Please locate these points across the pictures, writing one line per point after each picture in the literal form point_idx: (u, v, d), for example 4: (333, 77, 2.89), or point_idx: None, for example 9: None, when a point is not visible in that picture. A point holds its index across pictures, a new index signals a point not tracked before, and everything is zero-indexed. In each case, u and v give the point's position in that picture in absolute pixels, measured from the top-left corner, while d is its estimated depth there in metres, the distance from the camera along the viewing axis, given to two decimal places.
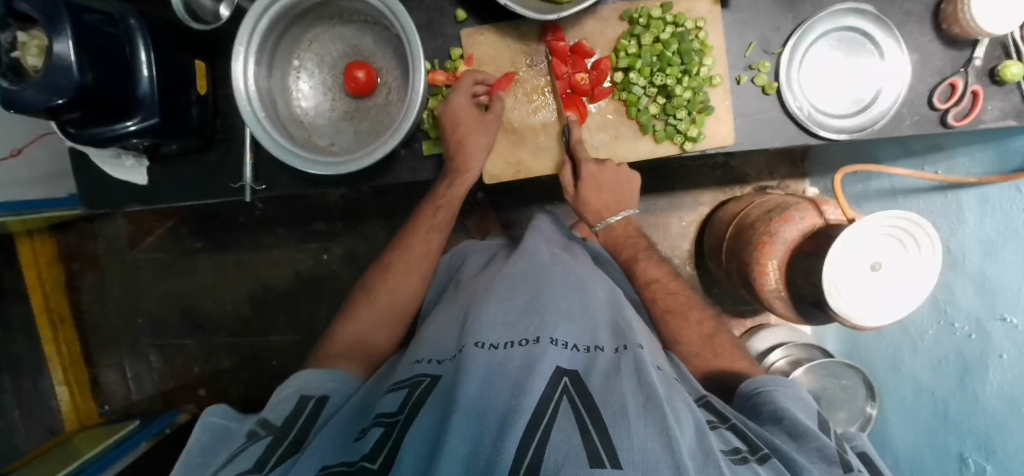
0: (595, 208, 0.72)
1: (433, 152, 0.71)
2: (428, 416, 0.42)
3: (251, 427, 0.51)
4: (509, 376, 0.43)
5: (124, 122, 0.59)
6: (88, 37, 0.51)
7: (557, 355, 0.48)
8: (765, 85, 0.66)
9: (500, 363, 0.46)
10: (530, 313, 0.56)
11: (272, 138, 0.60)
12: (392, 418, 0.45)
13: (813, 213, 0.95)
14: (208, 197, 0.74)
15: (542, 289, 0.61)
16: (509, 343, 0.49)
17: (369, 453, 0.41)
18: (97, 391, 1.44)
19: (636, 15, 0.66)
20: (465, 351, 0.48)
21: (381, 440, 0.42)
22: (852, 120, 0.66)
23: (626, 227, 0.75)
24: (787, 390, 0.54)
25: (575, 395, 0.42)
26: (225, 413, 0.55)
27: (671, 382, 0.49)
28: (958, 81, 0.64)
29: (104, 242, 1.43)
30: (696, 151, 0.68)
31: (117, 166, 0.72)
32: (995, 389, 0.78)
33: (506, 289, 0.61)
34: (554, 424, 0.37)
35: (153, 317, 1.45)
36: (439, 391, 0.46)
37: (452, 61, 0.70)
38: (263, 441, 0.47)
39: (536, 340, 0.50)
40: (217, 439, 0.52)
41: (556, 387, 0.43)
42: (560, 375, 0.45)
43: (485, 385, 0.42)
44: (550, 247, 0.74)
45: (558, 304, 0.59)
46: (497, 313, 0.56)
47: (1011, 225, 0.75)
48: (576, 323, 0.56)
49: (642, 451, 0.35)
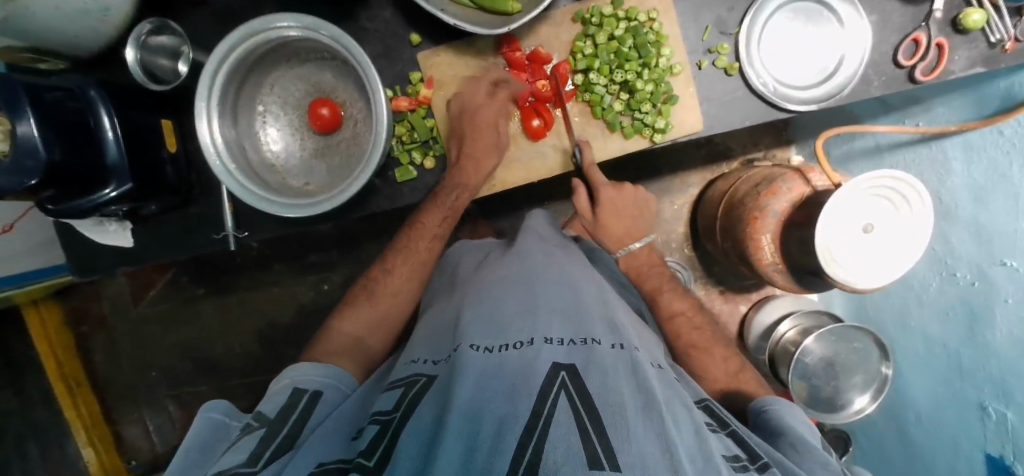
0: (614, 236, 0.82)
1: (408, 177, 0.72)
2: (424, 415, 0.42)
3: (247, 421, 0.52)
4: (506, 378, 0.42)
5: (101, 191, 0.60)
6: (49, 112, 0.52)
7: (552, 351, 0.47)
8: (726, 67, 0.66)
9: (495, 365, 0.45)
10: (525, 313, 0.55)
11: (245, 187, 0.61)
12: (389, 415, 0.45)
13: (799, 182, 0.95)
14: (193, 249, 0.75)
15: (535, 287, 0.61)
16: (504, 346, 0.48)
17: (366, 450, 0.41)
18: (122, 447, 1.46)
19: (588, 15, 0.65)
20: (461, 353, 0.47)
21: (376, 439, 0.43)
22: (818, 89, 0.65)
23: (649, 256, 0.84)
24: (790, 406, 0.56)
25: (574, 391, 0.40)
26: (224, 409, 0.55)
27: (671, 384, 0.49)
28: (921, 36, 0.63)
29: (108, 301, 1.45)
30: (667, 141, 0.68)
31: (101, 232, 0.73)
32: (1003, 335, 0.77)
33: (500, 287, 0.61)
34: (552, 423, 0.36)
35: (166, 367, 1.47)
36: (433, 393, 0.45)
37: (413, 86, 0.70)
38: (256, 433, 0.48)
39: (530, 342, 0.48)
40: (216, 434, 0.52)
41: (554, 382, 0.41)
42: (558, 370, 0.43)
43: (482, 385, 0.41)
44: (546, 246, 0.73)
45: (553, 304, 0.57)
46: (488, 314, 0.55)
47: (998, 170, 0.75)
48: (570, 320, 0.54)
49: (643, 455, 0.34)
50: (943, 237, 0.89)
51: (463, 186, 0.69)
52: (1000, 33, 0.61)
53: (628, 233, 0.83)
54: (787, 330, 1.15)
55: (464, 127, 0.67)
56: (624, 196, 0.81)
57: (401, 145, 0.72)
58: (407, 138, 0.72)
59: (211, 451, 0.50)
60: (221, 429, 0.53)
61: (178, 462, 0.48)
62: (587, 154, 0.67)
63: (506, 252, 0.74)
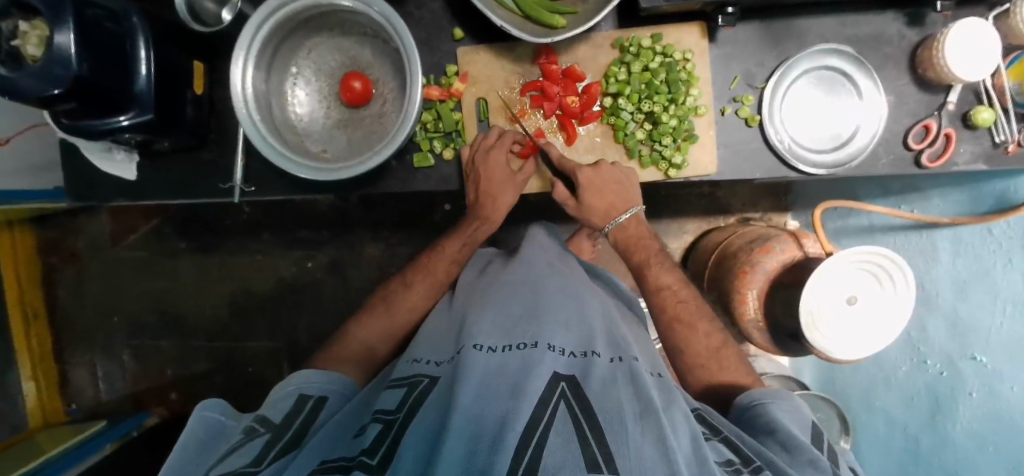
0: (599, 211, 0.72)
1: (425, 164, 0.72)
2: (426, 416, 0.42)
3: (248, 424, 0.51)
4: (507, 379, 0.43)
5: (117, 117, 0.60)
6: (89, 31, 0.52)
7: (555, 359, 0.47)
8: (748, 117, 0.69)
9: (497, 365, 0.45)
10: (528, 318, 0.56)
11: (266, 141, 0.61)
12: (392, 415, 0.45)
13: (792, 245, 0.98)
14: (198, 196, 0.74)
15: (539, 295, 0.62)
16: (506, 346, 0.49)
17: (368, 448, 0.41)
18: (65, 389, 1.40)
19: (627, 43, 0.68)
20: (464, 352, 0.48)
21: (378, 438, 0.42)
22: (830, 155, 0.69)
23: (638, 227, 0.77)
24: (780, 401, 0.56)
25: (573, 400, 0.41)
26: (226, 410, 0.54)
27: (669, 392, 0.50)
28: (932, 123, 0.67)
29: (85, 238, 1.41)
30: (680, 178, 0.71)
31: (107, 159, 0.72)
32: (964, 427, 0.82)
33: (504, 296, 0.61)
34: (552, 428, 0.37)
35: (130, 316, 1.42)
36: (436, 393, 0.45)
37: (447, 77, 0.71)
38: (261, 438, 0.48)
39: (533, 344, 0.49)
40: (213, 433, 0.51)
41: (554, 391, 0.42)
42: (558, 380, 0.44)
43: (484, 387, 0.41)
44: (547, 256, 0.74)
45: (557, 312, 0.58)
46: (495, 319, 0.56)
47: (981, 265, 0.79)
48: (574, 332, 0.55)
49: (639, 460, 0.35)
50: (920, 323, 0.93)
51: (487, 219, 0.77)
52: (1005, 134, 0.65)
53: (612, 206, 0.72)
54: None
55: (477, 172, 0.70)
56: (599, 174, 0.69)
57: (424, 132, 0.72)
58: (432, 127, 0.72)
59: (212, 450, 0.49)
60: (218, 430, 0.52)
61: (175, 460, 0.47)
62: (551, 150, 0.70)
63: (507, 263, 0.75)
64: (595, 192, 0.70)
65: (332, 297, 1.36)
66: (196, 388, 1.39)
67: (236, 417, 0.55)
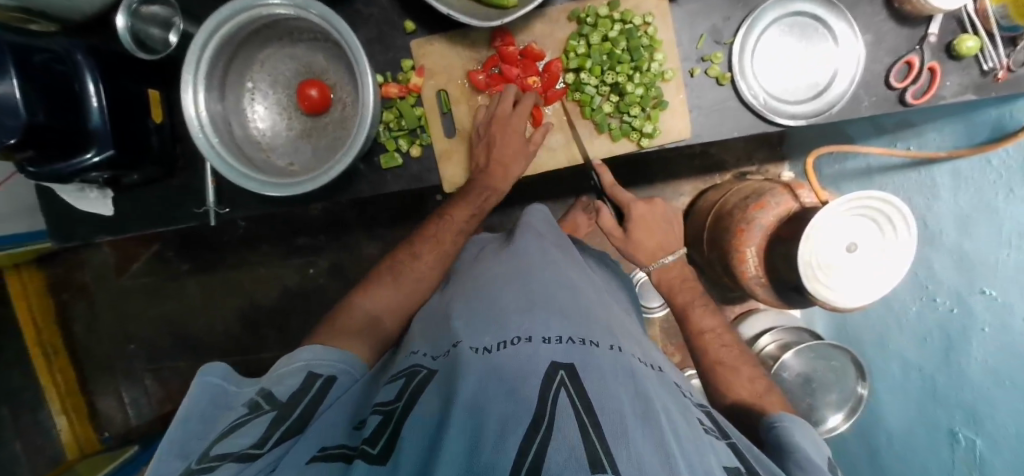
0: (648, 248, 0.84)
1: (393, 164, 0.70)
2: (425, 409, 0.41)
3: (253, 400, 0.52)
4: (505, 382, 0.41)
5: (83, 155, 0.60)
6: (32, 74, 0.52)
7: (552, 350, 0.46)
8: (719, 76, 0.66)
9: (495, 365, 0.44)
10: (524, 310, 0.54)
11: (228, 163, 0.60)
12: (390, 406, 0.45)
13: (787, 198, 0.96)
14: (175, 224, 0.74)
15: (532, 285, 0.60)
16: (502, 344, 0.47)
17: (369, 437, 0.41)
18: (96, 418, 1.45)
19: (583, 14, 0.65)
20: (460, 353, 0.47)
21: (378, 427, 0.42)
22: (809, 105, 0.66)
23: (682, 268, 0.85)
24: (801, 427, 0.57)
25: (574, 390, 0.40)
26: (224, 374, 0.56)
27: (669, 392, 0.51)
28: (914, 58, 0.64)
29: (91, 271, 1.43)
30: (654, 147, 0.69)
31: (81, 198, 0.73)
32: (980, 365, 0.80)
33: (497, 288, 0.60)
34: (555, 423, 0.35)
35: (145, 341, 1.45)
36: (435, 387, 0.45)
37: (404, 73, 0.69)
38: (267, 416, 0.48)
39: (528, 339, 0.48)
40: (213, 400, 0.53)
41: (553, 380, 0.41)
42: (556, 369, 0.43)
43: (483, 384, 0.40)
44: (542, 242, 0.73)
45: (552, 301, 0.56)
46: (491, 311, 0.55)
47: (985, 200, 0.75)
48: (568, 317, 0.54)
49: (640, 456, 0.34)
50: (925, 262, 0.91)
51: (495, 187, 0.71)
52: (992, 61, 0.62)
53: (660, 246, 0.84)
54: (767, 343, 1.12)
55: (492, 131, 0.67)
56: (655, 210, 0.85)
57: (389, 132, 0.70)
58: (395, 125, 0.70)
59: (213, 420, 0.50)
60: (221, 399, 0.53)
61: (179, 432, 0.47)
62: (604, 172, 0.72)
63: (501, 248, 0.74)
64: (646, 232, 0.84)
65: (338, 299, 1.37)
66: None
67: (235, 378, 0.57)
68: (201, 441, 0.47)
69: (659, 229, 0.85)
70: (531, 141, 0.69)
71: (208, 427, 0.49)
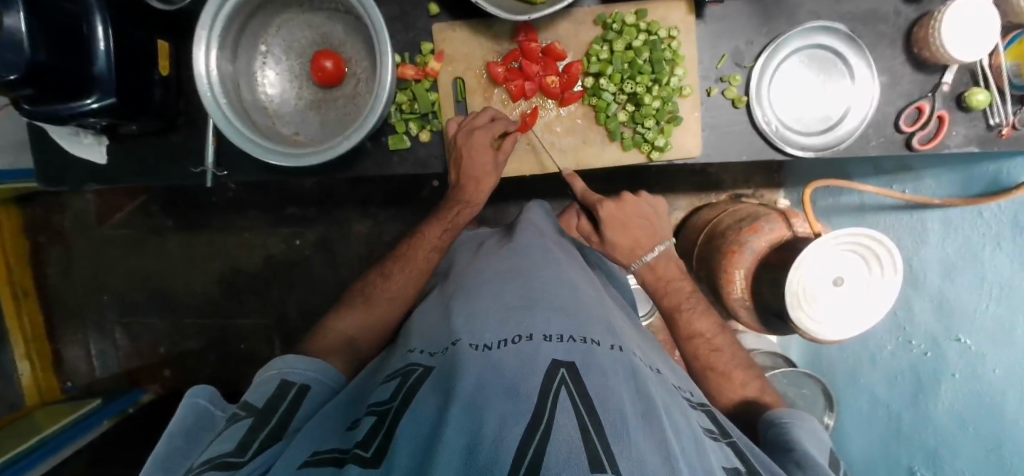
0: (626, 248, 0.78)
1: (401, 146, 0.69)
2: (425, 405, 0.42)
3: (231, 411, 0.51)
4: (505, 379, 0.41)
5: (83, 100, 0.57)
6: (40, 9, 0.50)
7: (552, 347, 0.46)
8: (735, 98, 0.66)
9: (495, 363, 0.44)
10: (524, 308, 0.54)
11: (235, 127, 0.59)
12: (386, 406, 0.45)
13: (782, 225, 0.97)
14: (169, 181, 0.73)
15: (534, 283, 0.60)
16: (502, 342, 0.47)
17: (363, 440, 0.40)
18: (60, 367, 1.42)
19: (609, 20, 0.65)
20: (460, 350, 0.48)
21: (372, 431, 0.42)
22: (819, 138, 0.67)
23: (668, 266, 0.79)
24: (804, 423, 0.59)
25: (574, 388, 0.40)
26: (209, 396, 0.54)
27: (667, 391, 0.51)
28: (925, 105, 0.66)
29: (69, 216, 1.38)
30: (663, 160, 0.69)
31: (74, 142, 0.69)
32: (946, 408, 0.83)
33: (498, 286, 0.60)
34: (554, 423, 0.35)
35: (120, 294, 1.42)
36: (432, 386, 0.45)
37: (423, 56, 0.68)
38: (244, 423, 0.48)
39: (529, 337, 0.48)
40: (200, 421, 0.51)
41: (554, 378, 0.41)
42: (557, 367, 0.43)
43: (482, 382, 0.41)
44: (544, 242, 0.73)
45: (552, 300, 0.56)
46: (491, 308, 0.55)
47: (972, 250, 0.78)
48: (569, 316, 0.54)
49: (641, 458, 0.34)
50: (906, 302, 0.93)
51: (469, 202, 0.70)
52: (999, 117, 0.64)
53: (638, 244, 0.78)
54: None
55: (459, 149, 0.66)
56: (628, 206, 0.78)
57: (400, 113, 0.69)
58: (407, 108, 0.69)
59: (197, 440, 0.49)
60: (206, 416, 0.52)
61: (161, 447, 0.47)
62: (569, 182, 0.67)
63: (501, 245, 0.74)
64: (622, 230, 0.78)
65: (323, 274, 1.36)
66: (190, 364, 1.41)
67: (221, 402, 0.55)
68: (185, 458, 0.46)
69: (637, 225, 0.78)
70: (501, 154, 0.67)
71: (193, 443, 0.48)
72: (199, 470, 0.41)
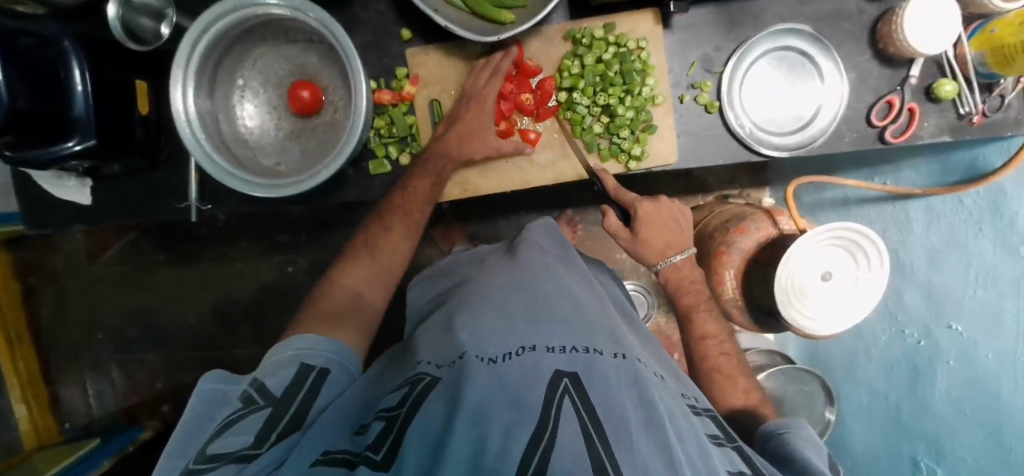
0: (654, 249, 0.78)
1: (381, 172, 0.70)
2: (433, 412, 0.40)
3: (247, 390, 0.50)
4: (508, 390, 0.41)
5: (66, 143, 0.58)
6: (16, 60, 0.51)
7: (555, 359, 0.47)
8: (707, 104, 0.67)
9: (501, 374, 0.44)
10: (530, 323, 0.54)
11: (216, 163, 0.60)
12: (394, 412, 0.43)
13: (768, 223, 0.98)
14: (154, 217, 0.73)
15: (536, 295, 0.61)
16: (506, 356, 0.47)
17: (374, 442, 0.40)
18: (58, 407, 1.41)
19: (578, 35, 0.66)
20: (466, 361, 0.46)
21: (382, 434, 0.41)
22: (793, 137, 0.68)
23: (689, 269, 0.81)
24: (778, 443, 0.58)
25: (577, 397, 0.41)
26: (222, 378, 0.52)
27: (671, 394, 0.51)
28: (895, 99, 0.67)
29: (60, 256, 1.38)
30: (641, 169, 0.69)
31: (60, 187, 0.71)
32: (942, 394, 0.83)
33: (502, 297, 0.60)
34: (558, 436, 0.35)
35: (114, 331, 1.41)
36: (437, 397, 0.42)
37: (398, 81, 0.69)
38: (261, 413, 0.46)
39: (532, 349, 0.48)
40: (215, 403, 0.49)
41: (556, 389, 0.42)
42: (560, 376, 0.43)
43: (489, 391, 0.41)
44: (546, 256, 0.73)
45: (556, 314, 0.56)
46: (493, 320, 0.55)
47: (954, 237, 0.79)
48: (573, 329, 0.54)
49: (643, 464, 0.35)
50: (896, 293, 0.94)
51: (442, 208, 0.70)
52: (968, 106, 0.65)
53: (668, 245, 0.78)
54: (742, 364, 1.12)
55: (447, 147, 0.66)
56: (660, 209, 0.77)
57: (379, 138, 0.70)
58: (386, 132, 0.70)
59: (209, 419, 0.47)
60: (218, 400, 0.50)
61: (179, 428, 0.47)
62: (606, 182, 0.68)
63: (504, 259, 0.74)
64: (650, 230, 0.77)
65: None
66: (187, 398, 1.40)
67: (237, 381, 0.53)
68: (197, 442, 0.45)
69: (665, 227, 0.78)
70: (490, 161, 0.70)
71: (206, 424, 0.47)
72: (213, 463, 0.40)
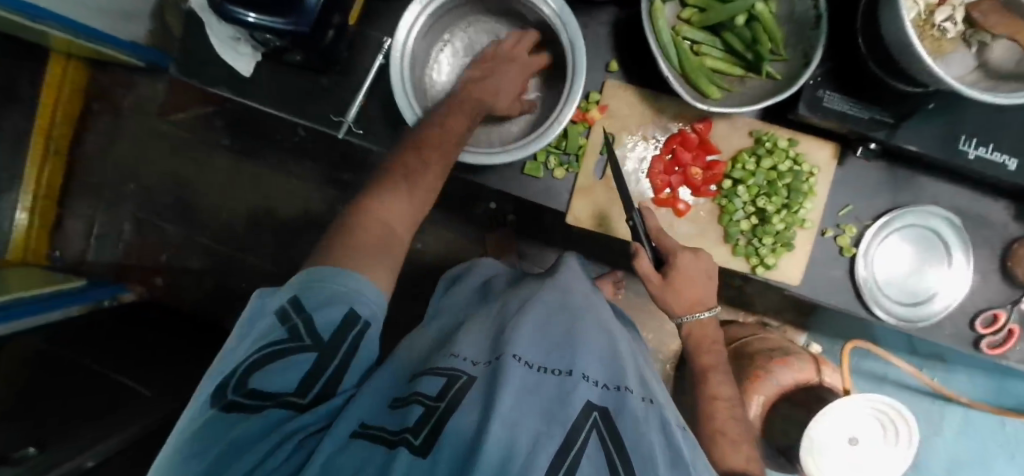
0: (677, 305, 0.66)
1: (534, 174, 0.71)
2: (470, 413, 0.36)
3: (285, 310, 0.40)
4: (541, 403, 0.38)
5: (276, 19, 0.57)
6: None
7: (587, 387, 0.42)
8: (844, 246, 0.70)
9: (537, 388, 0.40)
10: (564, 345, 0.49)
11: (410, 101, 0.60)
12: (437, 402, 0.37)
13: (811, 368, 1.00)
14: (301, 116, 0.73)
15: (578, 318, 0.55)
16: (544, 369, 0.43)
17: (414, 426, 0.34)
18: (57, 234, 1.35)
19: (765, 137, 0.69)
20: (504, 361, 0.42)
21: (422, 418, 0.35)
22: (904, 308, 0.71)
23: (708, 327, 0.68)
24: None
25: (605, 436, 0.37)
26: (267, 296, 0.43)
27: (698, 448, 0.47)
28: (1003, 315, 0.70)
29: (133, 96, 1.34)
30: (763, 277, 0.71)
31: (230, 48, 0.70)
32: None
33: (542, 311, 0.55)
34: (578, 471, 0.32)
35: (147, 188, 1.36)
36: (476, 394, 0.39)
37: (587, 103, 0.71)
38: (304, 355, 0.38)
39: (568, 373, 0.44)
40: (252, 320, 0.41)
41: (585, 422, 0.37)
42: (590, 408, 0.39)
43: (521, 403, 0.37)
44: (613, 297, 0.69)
45: (592, 341, 0.51)
46: (532, 330, 0.50)
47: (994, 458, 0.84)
48: (607, 360, 0.49)
49: None
50: None
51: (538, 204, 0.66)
52: None
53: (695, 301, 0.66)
54: None
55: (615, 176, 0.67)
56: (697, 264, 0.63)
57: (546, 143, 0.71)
58: (555, 142, 0.71)
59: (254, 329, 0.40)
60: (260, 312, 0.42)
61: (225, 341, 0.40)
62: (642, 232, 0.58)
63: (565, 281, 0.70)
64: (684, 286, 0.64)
65: None
66: (184, 282, 1.35)
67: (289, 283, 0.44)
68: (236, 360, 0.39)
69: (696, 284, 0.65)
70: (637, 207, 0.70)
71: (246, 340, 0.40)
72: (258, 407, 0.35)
